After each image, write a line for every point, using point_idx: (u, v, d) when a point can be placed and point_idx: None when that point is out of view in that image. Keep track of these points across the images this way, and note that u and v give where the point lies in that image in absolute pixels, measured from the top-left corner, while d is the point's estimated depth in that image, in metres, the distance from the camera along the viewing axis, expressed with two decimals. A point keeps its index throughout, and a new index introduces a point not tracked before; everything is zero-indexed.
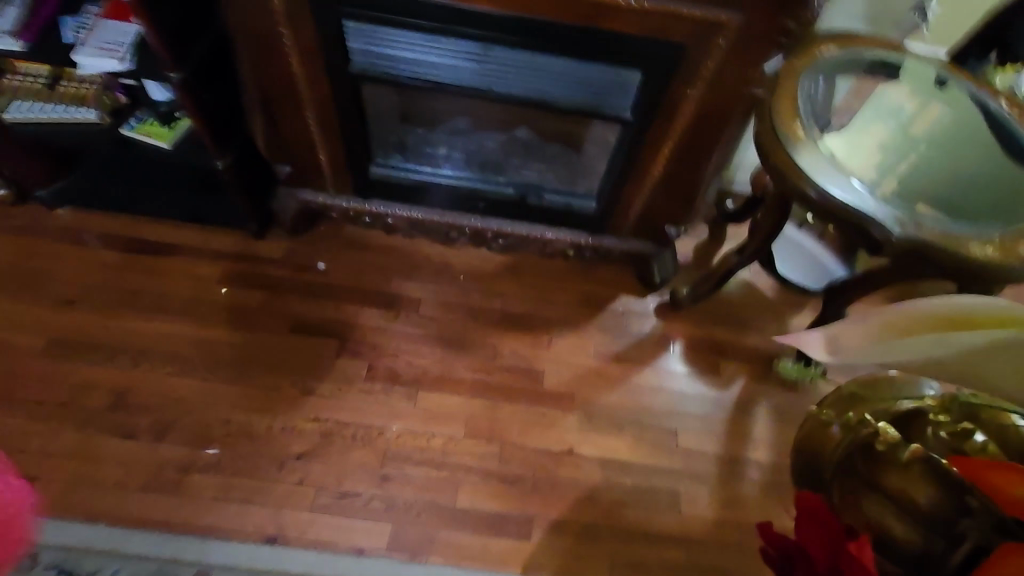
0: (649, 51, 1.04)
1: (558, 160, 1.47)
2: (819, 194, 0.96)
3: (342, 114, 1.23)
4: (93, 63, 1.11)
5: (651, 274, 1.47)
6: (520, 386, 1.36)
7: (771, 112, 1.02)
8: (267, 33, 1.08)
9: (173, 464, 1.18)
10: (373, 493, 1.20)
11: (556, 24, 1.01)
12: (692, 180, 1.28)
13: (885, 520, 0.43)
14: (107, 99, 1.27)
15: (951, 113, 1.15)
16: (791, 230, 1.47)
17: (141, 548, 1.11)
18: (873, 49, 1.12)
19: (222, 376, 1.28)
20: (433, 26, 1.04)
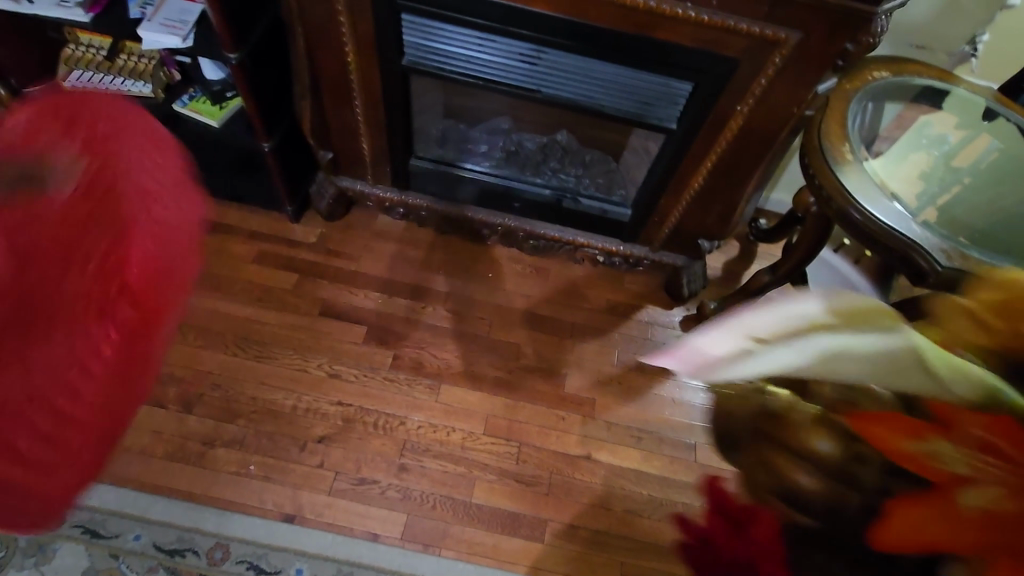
0: (702, 63, 1.04)
1: (595, 166, 1.47)
2: (861, 217, 0.95)
3: (388, 105, 1.25)
4: (155, 37, 1.13)
5: (679, 286, 1.46)
6: (541, 388, 1.36)
7: (819, 132, 1.01)
8: (325, 21, 1.10)
9: (198, 436, 1.21)
10: (390, 482, 1.21)
11: (610, 30, 1.02)
12: (730, 196, 1.27)
13: (789, 472, 0.46)
14: (163, 75, 1.30)
15: (999, 147, 1.13)
16: (825, 253, 1.45)
17: (162, 515, 1.13)
18: (924, 77, 1.10)
19: (250, 354, 1.30)
20: (489, 24, 1.05)
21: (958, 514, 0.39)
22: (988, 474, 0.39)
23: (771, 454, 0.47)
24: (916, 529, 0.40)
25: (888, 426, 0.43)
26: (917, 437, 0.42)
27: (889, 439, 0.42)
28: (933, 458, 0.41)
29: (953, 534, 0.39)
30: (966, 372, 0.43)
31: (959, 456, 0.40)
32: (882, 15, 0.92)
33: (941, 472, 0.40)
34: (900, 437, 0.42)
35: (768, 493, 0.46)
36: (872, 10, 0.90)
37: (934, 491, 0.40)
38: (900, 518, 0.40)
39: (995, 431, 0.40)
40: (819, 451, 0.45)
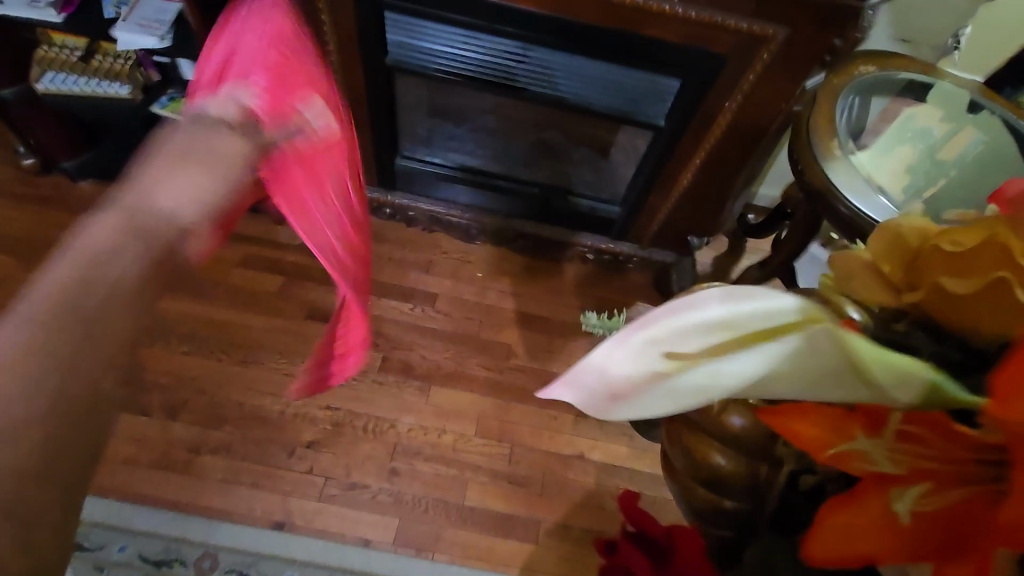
0: (690, 59, 1.04)
1: (584, 164, 1.46)
2: (849, 213, 0.94)
3: (372, 104, 1.23)
4: (130, 38, 1.11)
5: (668, 283, 1.46)
6: (532, 388, 1.35)
7: (806, 128, 1.01)
8: (306, 18, 1.08)
9: (184, 444, 1.18)
10: (381, 486, 1.20)
11: (597, 27, 1.01)
12: (719, 193, 1.27)
13: (710, 455, 0.47)
14: (140, 75, 1.28)
15: (983, 140, 1.10)
16: (814, 249, 1.46)
17: (148, 525, 1.11)
18: (906, 73, 1.14)
19: (236, 359, 1.28)
20: (475, 22, 1.03)
21: (897, 525, 0.31)
22: (907, 469, 0.31)
23: (686, 436, 0.48)
24: (849, 540, 0.33)
25: (812, 423, 0.34)
26: (846, 434, 0.33)
27: (817, 444, 0.34)
28: (854, 457, 0.33)
29: (886, 549, 0.32)
30: (850, 352, 0.28)
31: (884, 454, 0.32)
32: (868, 11, 0.92)
33: (865, 472, 0.33)
34: (828, 438, 0.33)
35: (693, 479, 0.49)
36: (858, 6, 0.90)
37: (863, 489, 0.33)
38: (829, 528, 0.33)
39: (924, 424, 0.31)
40: (730, 425, 0.45)
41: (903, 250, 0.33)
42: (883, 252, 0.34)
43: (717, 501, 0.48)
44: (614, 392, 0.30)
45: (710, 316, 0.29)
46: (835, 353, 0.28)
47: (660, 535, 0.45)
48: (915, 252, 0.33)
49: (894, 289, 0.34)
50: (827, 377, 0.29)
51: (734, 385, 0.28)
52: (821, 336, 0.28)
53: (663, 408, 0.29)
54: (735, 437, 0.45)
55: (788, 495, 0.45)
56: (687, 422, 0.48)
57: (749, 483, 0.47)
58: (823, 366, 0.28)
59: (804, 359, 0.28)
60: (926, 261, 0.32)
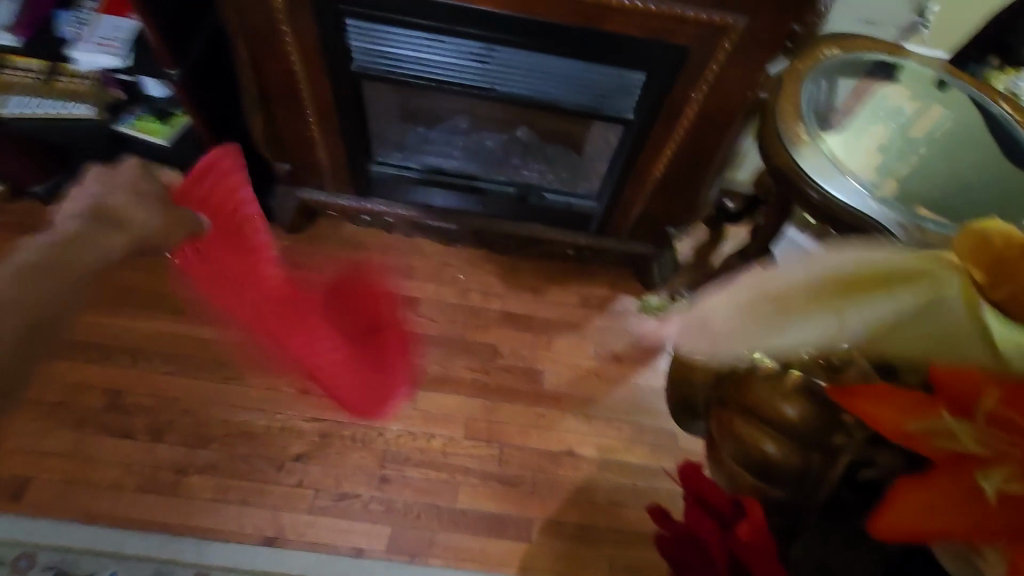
0: (654, 52, 1.04)
1: (558, 160, 1.46)
2: (819, 197, 0.95)
3: (341, 112, 1.22)
4: (92, 59, 1.11)
5: (650, 274, 1.47)
6: (519, 387, 1.35)
7: (772, 115, 1.01)
8: (267, 29, 1.07)
9: (170, 465, 1.18)
10: (371, 495, 1.20)
11: (560, 25, 1.01)
12: (693, 183, 1.28)
13: (763, 444, 0.53)
14: (106, 95, 1.24)
15: (952, 116, 1.13)
16: (790, 232, 1.48)
17: (137, 549, 1.10)
18: (873, 52, 1.12)
19: (219, 376, 1.27)
20: (435, 25, 1.03)
21: (981, 498, 0.36)
22: (996, 454, 0.36)
23: (739, 425, 0.54)
24: (918, 514, 0.38)
25: (888, 405, 0.40)
26: (926, 416, 0.38)
27: (894, 420, 0.39)
28: (933, 436, 0.38)
29: (958, 521, 0.37)
30: (969, 309, 0.38)
31: (966, 432, 0.36)
32: None
33: (943, 454, 0.38)
34: (905, 418, 0.39)
35: (741, 464, 0.55)
36: None
37: (938, 471, 0.38)
38: (903, 499, 0.39)
39: (1015, 409, 0.35)
40: (783, 414, 0.52)
41: (988, 252, 0.39)
42: (968, 254, 0.40)
43: (763, 490, 0.54)
44: (743, 329, 0.45)
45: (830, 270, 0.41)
46: (957, 307, 0.38)
47: (728, 509, 0.51)
48: (999, 255, 0.39)
49: (977, 285, 0.39)
50: (942, 330, 0.39)
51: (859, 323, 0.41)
52: (942, 286, 0.39)
53: (800, 339, 0.43)
54: (788, 426, 0.52)
55: (839, 486, 0.51)
56: (748, 417, 0.54)
57: (799, 472, 0.51)
58: (949, 322, 0.39)
59: (927, 311, 0.39)
60: (1015, 265, 0.38)
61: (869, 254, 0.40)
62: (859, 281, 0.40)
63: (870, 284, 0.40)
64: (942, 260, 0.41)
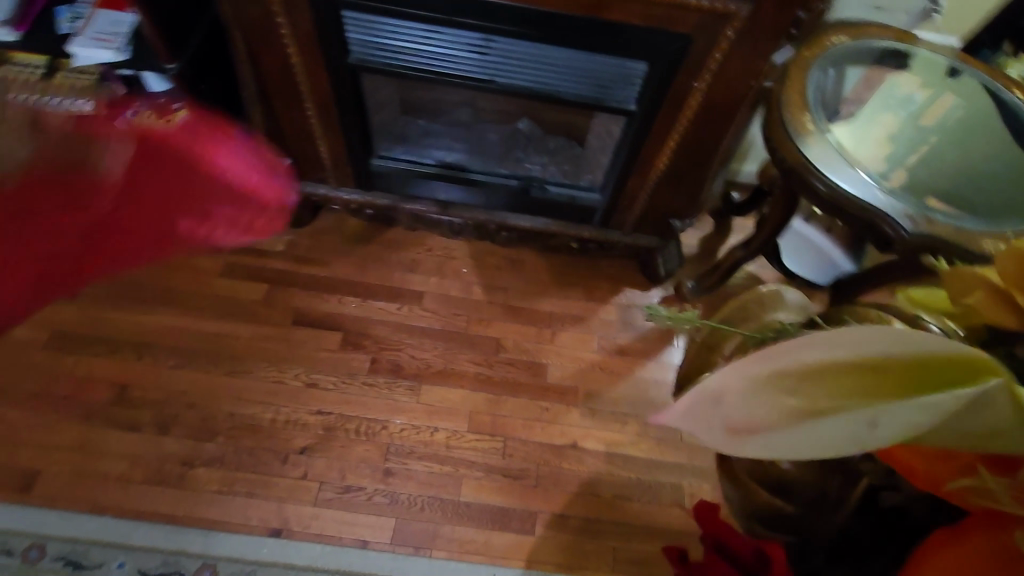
0: (655, 42, 1.03)
1: (561, 152, 1.45)
2: (825, 188, 0.94)
3: (341, 105, 1.21)
4: (88, 54, 1.14)
5: (655, 266, 1.46)
6: (522, 379, 1.35)
7: (779, 105, 0.99)
8: (265, 22, 1.07)
9: (176, 457, 1.19)
10: (376, 487, 1.21)
11: (559, 14, 1.00)
12: (698, 175, 1.26)
13: (780, 461, 0.59)
14: (105, 90, 1.28)
15: (964, 104, 1.10)
16: (797, 223, 1.46)
17: (145, 541, 1.11)
18: (882, 39, 1.07)
19: (225, 370, 1.28)
20: (434, 16, 1.02)
21: (1007, 549, 0.44)
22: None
23: (764, 453, 0.60)
24: (949, 567, 0.47)
25: (923, 460, 0.46)
26: (962, 472, 0.44)
27: (933, 475, 0.46)
28: (968, 492, 0.44)
29: (988, 570, 0.44)
30: (1023, 401, 0.37)
31: (1005, 493, 0.41)
32: None
33: (980, 510, 0.46)
34: (945, 477, 0.45)
35: (759, 484, 0.61)
36: None
37: (974, 529, 0.46)
38: (937, 556, 0.48)
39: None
40: (805, 439, 0.58)
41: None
42: (1012, 279, 0.41)
43: (775, 504, 0.61)
44: (755, 418, 0.41)
45: (867, 353, 0.38)
46: (1008, 401, 0.37)
47: (748, 552, 0.58)
48: None
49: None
50: (992, 426, 0.38)
51: (902, 429, 0.37)
52: (990, 383, 0.36)
53: (834, 441, 0.38)
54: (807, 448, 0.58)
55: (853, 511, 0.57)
56: (764, 435, 0.61)
57: (817, 492, 0.58)
58: (993, 418, 0.38)
59: (974, 408, 0.37)
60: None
61: (905, 339, 0.37)
62: (886, 368, 0.38)
63: (921, 370, 0.38)
64: (978, 285, 0.43)
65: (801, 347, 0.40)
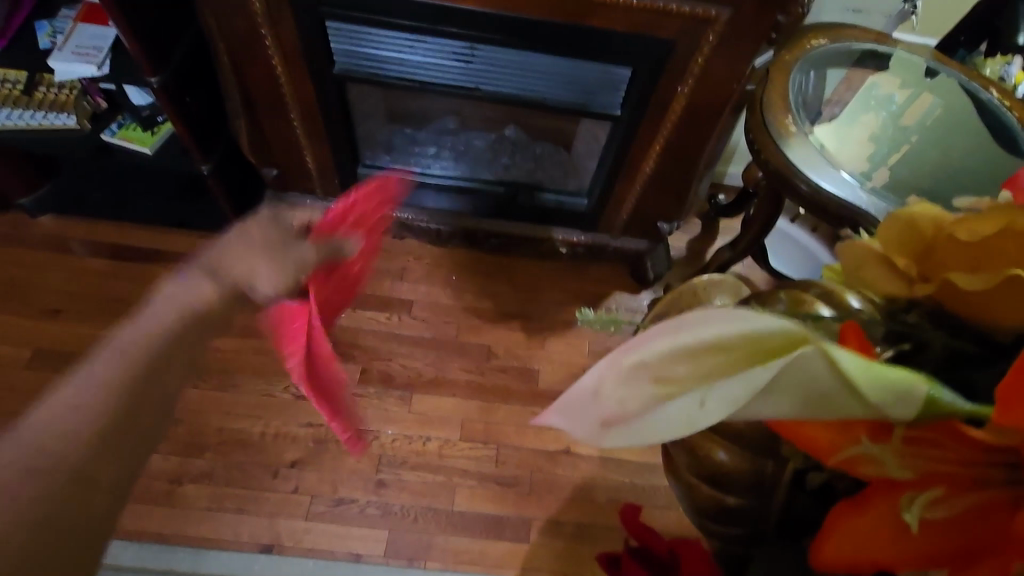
0: (637, 46, 1.03)
1: (548, 158, 1.46)
2: (809, 189, 0.94)
3: (326, 115, 1.21)
4: (69, 67, 1.12)
5: (644, 270, 1.46)
6: (515, 386, 1.35)
7: (761, 108, 1.00)
8: (248, 34, 1.06)
9: (164, 475, 1.17)
10: (368, 499, 1.19)
11: (542, 21, 1.00)
12: (684, 178, 1.27)
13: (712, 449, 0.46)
14: (86, 104, 1.24)
15: (942, 104, 1.11)
16: (783, 224, 1.48)
17: (133, 560, 1.10)
18: (861, 42, 1.10)
19: (212, 384, 1.26)
20: (417, 25, 1.02)
21: (907, 530, 0.31)
22: (920, 473, 0.30)
23: (693, 435, 0.47)
24: (857, 546, 0.33)
25: (817, 433, 0.32)
26: (849, 441, 0.32)
27: (823, 449, 0.32)
28: (862, 464, 0.31)
29: (888, 552, 0.32)
30: (842, 363, 0.27)
31: (891, 457, 0.30)
32: None
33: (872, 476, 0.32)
34: (830, 446, 0.32)
35: (695, 476, 0.48)
36: None
37: (871, 492, 0.33)
38: (839, 533, 0.33)
39: (937, 432, 0.30)
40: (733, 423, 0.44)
41: (919, 239, 0.35)
42: (894, 241, 0.36)
43: (717, 499, 0.47)
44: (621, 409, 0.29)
45: (698, 339, 0.27)
46: (826, 368, 0.27)
47: (665, 553, 0.53)
48: (929, 242, 0.35)
49: (910, 279, 0.36)
50: (816, 392, 0.28)
51: (721, 411, 0.27)
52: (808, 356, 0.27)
53: (661, 434, 0.28)
54: (734, 429, 0.45)
55: (791, 493, 0.44)
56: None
57: (752, 480, 0.45)
58: (817, 385, 0.28)
59: (798, 375, 0.28)
60: (946, 253, 0.34)
61: (739, 311, 0.28)
62: (735, 352, 0.28)
63: (748, 352, 0.28)
64: (870, 255, 0.37)
65: (662, 333, 0.29)
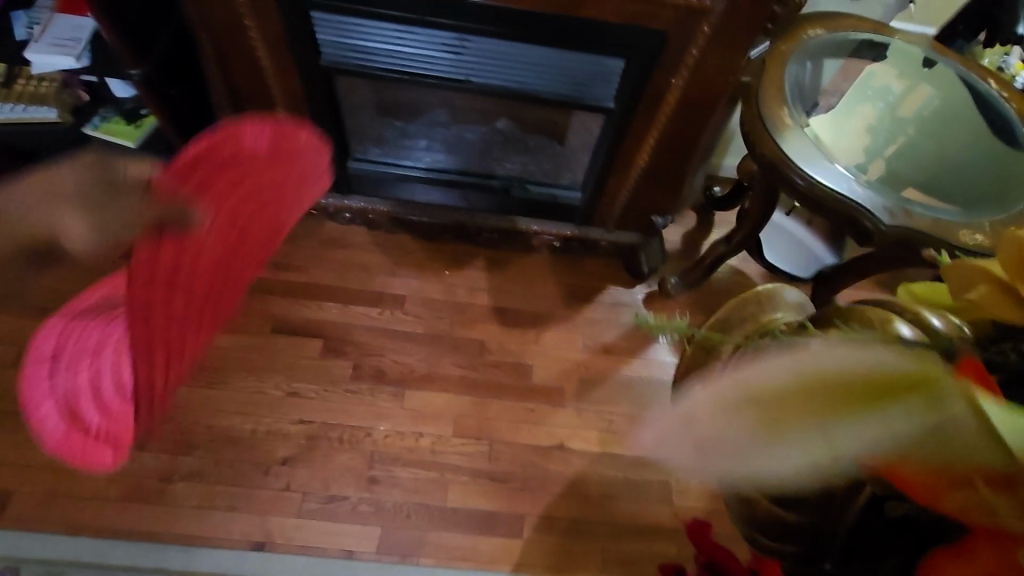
0: (631, 38, 1.01)
1: (542, 151, 1.44)
2: (805, 182, 0.93)
3: (314, 105, 1.19)
4: (47, 59, 1.10)
5: (638, 263, 1.45)
6: (506, 381, 1.34)
7: (756, 101, 0.98)
8: (232, 26, 1.04)
9: (154, 473, 1.16)
10: (360, 496, 1.19)
11: (533, 12, 0.98)
12: (678, 171, 1.25)
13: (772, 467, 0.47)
14: (68, 96, 1.23)
15: (938, 95, 1.10)
16: (779, 217, 1.48)
17: (123, 560, 1.09)
18: (859, 31, 1.05)
19: (200, 382, 1.24)
20: (407, 16, 1.00)
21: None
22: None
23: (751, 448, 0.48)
24: None
25: (923, 481, 0.36)
26: (959, 486, 0.35)
27: (928, 495, 0.36)
28: (969, 511, 0.35)
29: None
30: (989, 418, 0.33)
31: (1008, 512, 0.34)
32: None
33: (980, 526, 0.35)
34: (940, 497, 0.36)
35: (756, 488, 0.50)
36: None
37: (977, 545, 0.36)
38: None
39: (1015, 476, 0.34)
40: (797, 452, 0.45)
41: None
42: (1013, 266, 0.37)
43: (777, 513, 0.49)
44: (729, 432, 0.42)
45: (810, 367, 0.38)
46: (967, 417, 0.34)
47: (742, 566, 0.49)
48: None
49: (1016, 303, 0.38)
50: (937, 438, 0.35)
51: (827, 444, 0.38)
52: (949, 403, 0.34)
53: (783, 459, 0.40)
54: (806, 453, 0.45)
55: (865, 515, 0.44)
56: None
57: (821, 498, 0.46)
58: (936, 438, 0.35)
59: (940, 432, 0.34)
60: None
61: (860, 355, 0.37)
62: (855, 385, 0.37)
63: (856, 394, 0.37)
64: (977, 275, 0.40)
65: (770, 368, 0.40)
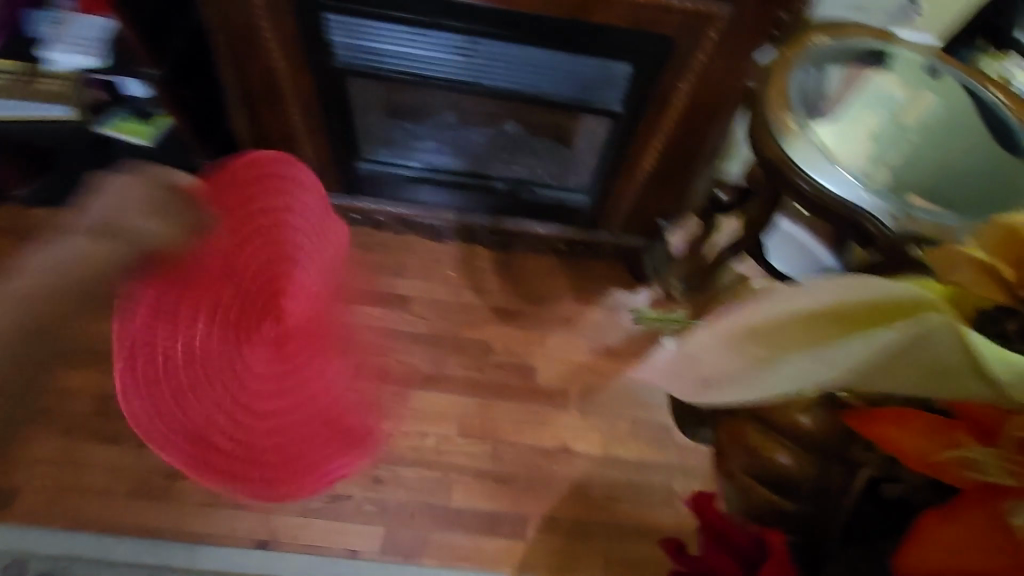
0: (640, 42, 1.03)
1: (548, 154, 1.45)
2: (810, 188, 0.94)
3: (325, 106, 1.20)
4: (68, 58, 1.14)
5: (643, 267, 1.46)
6: (511, 383, 1.34)
7: (761, 106, 0.99)
8: (247, 28, 1.06)
9: (160, 470, 1.16)
10: (365, 495, 1.19)
11: (542, 16, 1.00)
12: (684, 175, 1.26)
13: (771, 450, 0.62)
14: (87, 96, 1.24)
15: (941, 103, 1.11)
16: (782, 222, 1.49)
17: (128, 556, 1.09)
18: (863, 40, 1.07)
19: None
20: (418, 19, 1.01)
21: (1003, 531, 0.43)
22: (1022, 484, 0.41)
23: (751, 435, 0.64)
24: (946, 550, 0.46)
25: (911, 433, 0.46)
26: (949, 444, 0.45)
27: (919, 452, 0.46)
28: (962, 464, 0.44)
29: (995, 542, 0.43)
30: (973, 348, 0.39)
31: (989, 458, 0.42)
32: None
33: (971, 482, 0.45)
34: (930, 449, 0.45)
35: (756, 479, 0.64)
36: None
37: (965, 504, 0.45)
38: (930, 536, 0.46)
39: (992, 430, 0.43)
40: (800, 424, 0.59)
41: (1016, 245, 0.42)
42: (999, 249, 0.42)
43: (774, 503, 0.62)
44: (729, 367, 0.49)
45: (818, 307, 0.44)
46: (951, 343, 0.39)
47: (749, 543, 0.54)
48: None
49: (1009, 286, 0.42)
50: (928, 368, 0.40)
51: (845, 365, 0.42)
52: (937, 329, 0.39)
53: (773, 387, 0.47)
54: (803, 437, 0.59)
55: (858, 498, 0.55)
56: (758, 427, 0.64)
57: (814, 487, 0.58)
58: (935, 358, 0.40)
59: (924, 345, 0.40)
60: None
61: (858, 287, 0.43)
62: (853, 316, 0.43)
63: (868, 321, 0.42)
64: (967, 261, 0.43)
65: (786, 302, 0.46)
